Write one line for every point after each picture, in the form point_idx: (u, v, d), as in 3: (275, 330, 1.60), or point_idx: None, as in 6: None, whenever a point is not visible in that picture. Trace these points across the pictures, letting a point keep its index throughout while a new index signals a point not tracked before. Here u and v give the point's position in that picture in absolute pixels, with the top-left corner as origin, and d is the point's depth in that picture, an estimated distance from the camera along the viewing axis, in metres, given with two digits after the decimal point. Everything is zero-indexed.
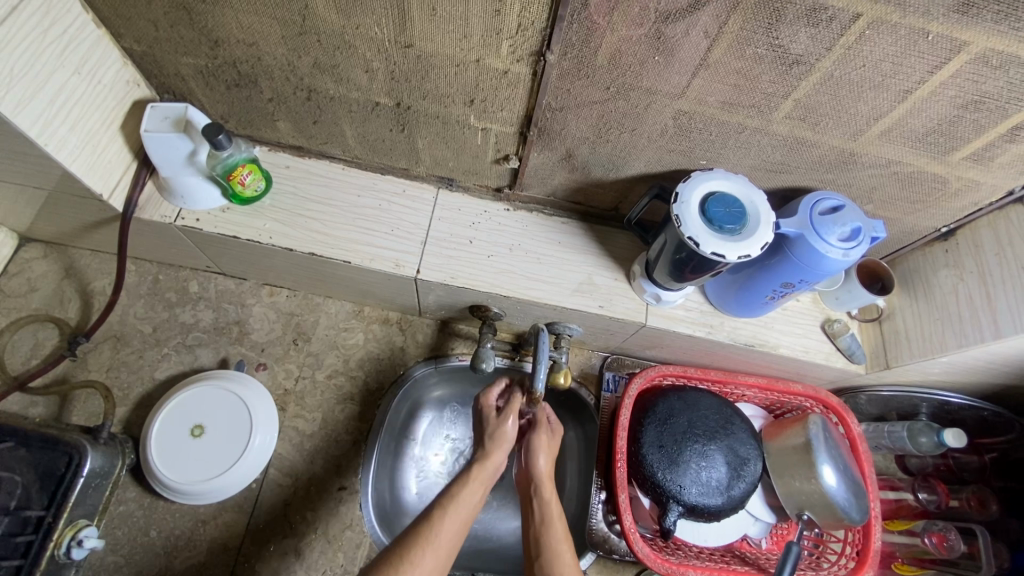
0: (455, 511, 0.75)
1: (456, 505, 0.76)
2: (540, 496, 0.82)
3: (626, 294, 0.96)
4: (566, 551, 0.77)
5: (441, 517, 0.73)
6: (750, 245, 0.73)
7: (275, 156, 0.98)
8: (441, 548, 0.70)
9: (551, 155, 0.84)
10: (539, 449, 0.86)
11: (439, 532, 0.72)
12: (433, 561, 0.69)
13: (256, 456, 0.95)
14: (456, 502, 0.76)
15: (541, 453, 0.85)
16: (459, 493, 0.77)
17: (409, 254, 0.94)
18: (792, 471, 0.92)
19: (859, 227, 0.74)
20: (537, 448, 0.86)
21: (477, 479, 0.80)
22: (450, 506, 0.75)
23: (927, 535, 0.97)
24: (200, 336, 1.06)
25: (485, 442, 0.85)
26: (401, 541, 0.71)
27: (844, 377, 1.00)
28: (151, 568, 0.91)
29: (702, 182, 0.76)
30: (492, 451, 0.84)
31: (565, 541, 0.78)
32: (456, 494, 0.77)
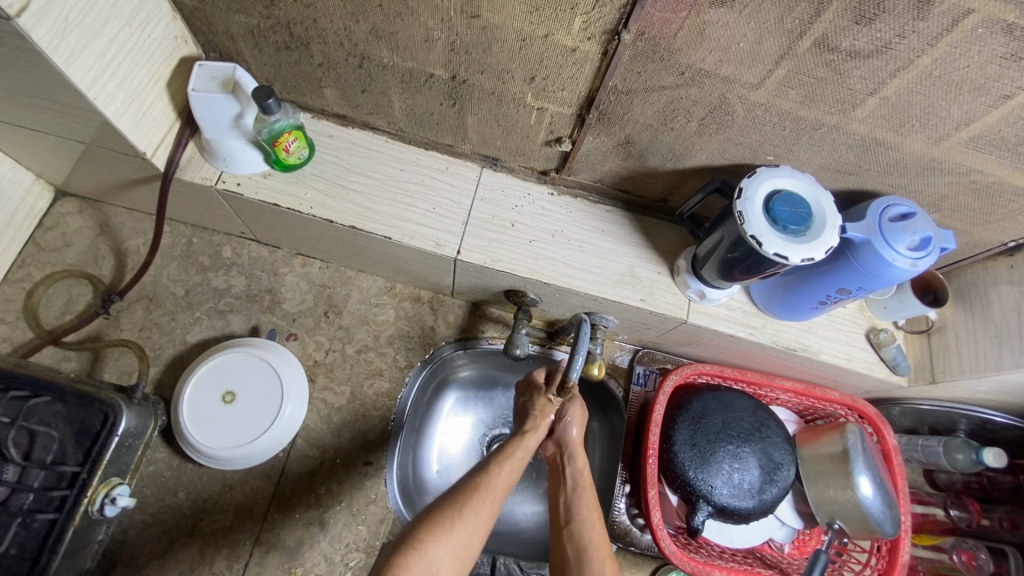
0: (507, 467, 0.75)
1: (513, 464, 0.76)
2: (573, 462, 0.83)
3: (668, 289, 0.93)
4: (595, 520, 0.76)
5: (497, 468, 0.74)
6: (814, 249, 0.70)
7: (318, 123, 0.95)
8: (494, 498, 0.70)
9: (608, 140, 0.81)
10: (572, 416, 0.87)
11: (495, 480, 0.72)
12: (488, 510, 0.69)
13: (285, 427, 0.94)
14: (510, 458, 0.77)
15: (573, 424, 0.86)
16: (512, 452, 0.78)
17: (450, 233, 0.91)
18: (824, 479, 0.91)
19: (930, 236, 0.71)
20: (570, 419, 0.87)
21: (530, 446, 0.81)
22: (505, 462, 0.76)
23: (955, 553, 0.97)
24: (232, 302, 1.05)
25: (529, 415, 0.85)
26: (456, 490, 0.70)
27: (884, 388, 0.98)
28: (178, 529, 0.91)
29: (768, 179, 0.72)
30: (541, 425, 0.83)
31: (595, 510, 0.78)
32: (511, 451, 0.78)
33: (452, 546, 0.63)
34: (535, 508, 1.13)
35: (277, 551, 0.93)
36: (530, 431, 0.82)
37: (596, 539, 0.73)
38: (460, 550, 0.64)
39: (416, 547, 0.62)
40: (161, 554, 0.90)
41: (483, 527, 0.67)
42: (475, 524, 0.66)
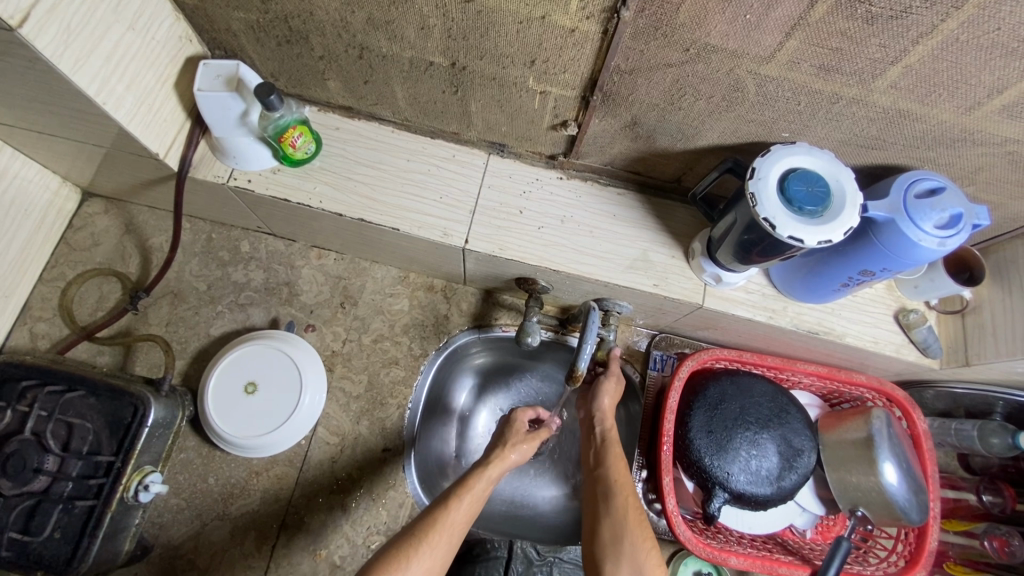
0: (468, 499, 0.76)
1: (473, 496, 0.77)
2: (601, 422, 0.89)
3: (682, 273, 0.91)
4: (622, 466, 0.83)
5: (456, 502, 0.75)
6: (832, 230, 0.66)
7: (325, 116, 0.95)
8: (453, 532, 0.73)
9: (614, 122, 0.79)
10: (604, 388, 0.91)
11: (453, 515, 0.74)
12: (442, 545, 0.71)
13: (305, 416, 0.97)
14: (472, 488, 0.78)
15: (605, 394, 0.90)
16: (476, 483, 0.78)
17: (457, 222, 0.91)
18: (847, 465, 0.88)
19: (960, 213, 0.66)
20: (603, 390, 0.91)
21: (494, 473, 0.81)
22: (465, 495, 0.76)
23: (988, 539, 0.92)
24: (251, 296, 1.08)
25: (498, 446, 0.86)
26: (415, 525, 0.73)
27: (914, 371, 0.93)
28: (209, 513, 0.96)
29: (782, 157, 0.69)
30: (509, 453, 0.84)
31: (620, 458, 0.84)
32: (471, 481, 0.79)
33: None
34: (553, 491, 1.15)
35: (302, 534, 0.96)
36: (502, 455, 0.84)
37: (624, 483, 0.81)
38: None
39: None
40: (195, 536, 0.95)
41: (437, 562, 0.70)
42: (430, 560, 0.70)
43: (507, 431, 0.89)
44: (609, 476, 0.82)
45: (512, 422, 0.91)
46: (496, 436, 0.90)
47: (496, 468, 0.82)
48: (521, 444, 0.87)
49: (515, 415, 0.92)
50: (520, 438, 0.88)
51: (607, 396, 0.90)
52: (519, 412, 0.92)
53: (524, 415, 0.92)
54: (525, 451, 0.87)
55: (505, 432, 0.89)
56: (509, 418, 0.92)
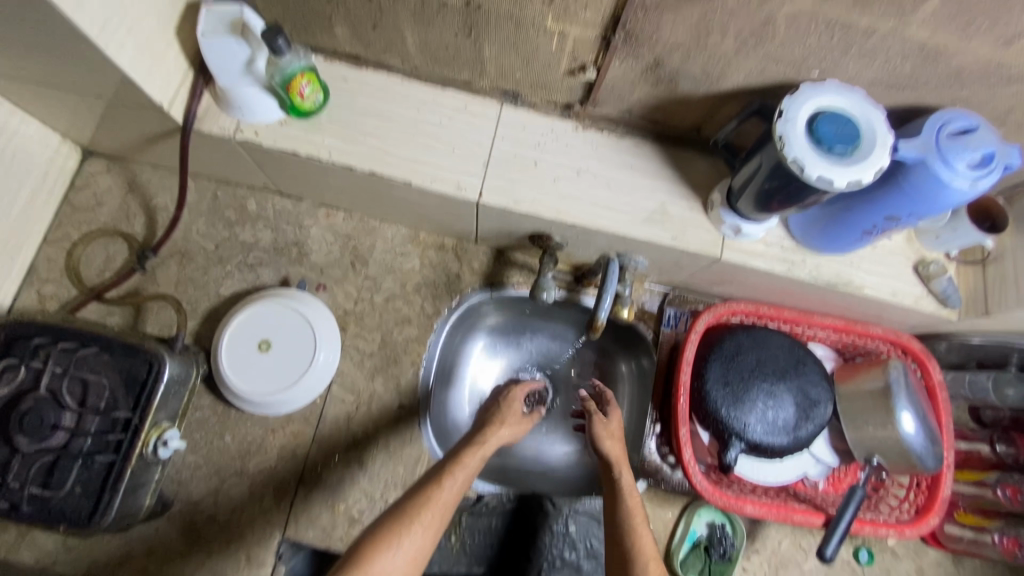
0: (460, 476, 0.78)
1: (465, 474, 0.79)
2: (611, 477, 0.84)
3: (701, 226, 0.89)
4: (640, 524, 0.78)
5: (448, 478, 0.77)
6: (862, 171, 0.64)
7: (331, 66, 0.92)
8: (443, 508, 0.74)
9: (635, 65, 0.76)
10: (603, 433, 0.88)
11: (445, 493, 0.75)
12: (435, 521, 0.72)
13: (320, 374, 0.97)
14: (463, 466, 0.80)
15: (605, 438, 0.88)
16: (467, 457, 0.81)
17: (471, 175, 0.89)
18: (863, 415, 0.88)
19: (994, 152, 0.64)
20: (602, 434, 0.88)
21: (485, 450, 0.84)
22: (458, 470, 0.78)
23: (1000, 488, 0.93)
24: (260, 256, 1.06)
25: (484, 426, 0.89)
26: (406, 501, 0.74)
27: (932, 323, 0.93)
28: (228, 470, 0.97)
29: (812, 96, 0.66)
30: (496, 431, 0.88)
31: (637, 515, 0.79)
32: (461, 457, 0.81)
33: (400, 561, 0.67)
34: (566, 448, 1.15)
35: (320, 490, 0.97)
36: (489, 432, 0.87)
37: (644, 547, 0.76)
38: (407, 565, 0.67)
39: (365, 565, 0.65)
40: (214, 492, 0.96)
41: (429, 541, 0.70)
42: (423, 538, 0.70)
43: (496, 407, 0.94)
44: (630, 539, 0.77)
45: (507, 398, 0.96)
46: (484, 416, 0.94)
47: (485, 449, 0.84)
48: (506, 428, 0.89)
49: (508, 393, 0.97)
50: (514, 417, 0.92)
51: (612, 436, 0.89)
52: (511, 390, 0.97)
53: (519, 393, 0.97)
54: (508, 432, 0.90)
55: (498, 409, 0.94)
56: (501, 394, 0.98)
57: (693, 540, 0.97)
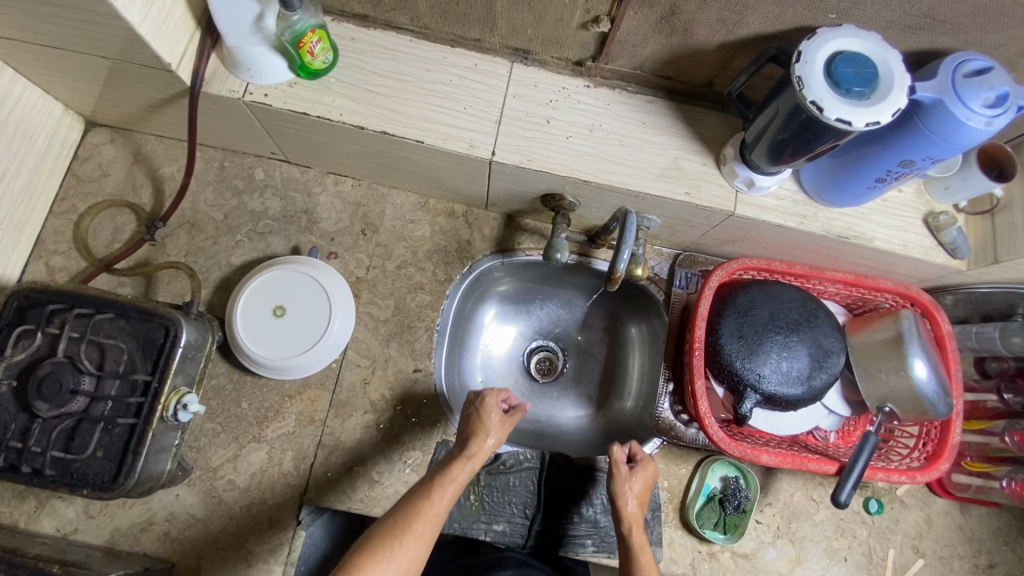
0: (448, 490, 0.79)
1: (453, 487, 0.80)
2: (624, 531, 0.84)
3: (713, 180, 0.90)
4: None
5: (436, 494, 0.78)
6: (879, 111, 0.65)
7: (340, 26, 0.91)
8: (432, 521, 0.76)
9: (650, 14, 0.76)
10: (625, 492, 0.86)
11: (434, 507, 0.77)
12: (425, 534, 0.75)
13: (335, 339, 0.97)
14: (451, 479, 0.80)
15: (630, 496, 0.85)
16: (454, 470, 0.81)
17: (483, 134, 0.89)
18: (876, 364, 0.89)
19: (1008, 92, 0.65)
20: (625, 493, 0.85)
21: (473, 462, 0.83)
22: (445, 485, 0.79)
23: (1008, 434, 0.95)
24: (270, 224, 1.06)
25: (469, 429, 0.86)
26: (396, 512, 0.76)
27: (941, 275, 0.94)
28: (246, 436, 0.97)
29: (829, 39, 0.67)
30: (482, 438, 0.84)
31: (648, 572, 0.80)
32: (449, 470, 0.81)
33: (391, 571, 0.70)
34: (579, 411, 1.18)
35: (338, 453, 0.97)
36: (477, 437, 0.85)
37: None
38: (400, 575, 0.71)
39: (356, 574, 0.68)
40: (233, 458, 0.96)
41: (420, 551, 0.74)
42: (414, 549, 0.73)
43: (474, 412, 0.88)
44: None
45: (484, 411, 0.87)
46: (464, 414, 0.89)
47: (471, 458, 0.83)
48: (491, 436, 0.85)
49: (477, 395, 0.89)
50: (496, 427, 0.87)
51: (633, 495, 0.86)
52: (483, 396, 0.89)
53: (496, 397, 0.89)
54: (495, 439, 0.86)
55: (476, 415, 0.87)
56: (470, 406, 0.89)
57: (708, 492, 0.99)
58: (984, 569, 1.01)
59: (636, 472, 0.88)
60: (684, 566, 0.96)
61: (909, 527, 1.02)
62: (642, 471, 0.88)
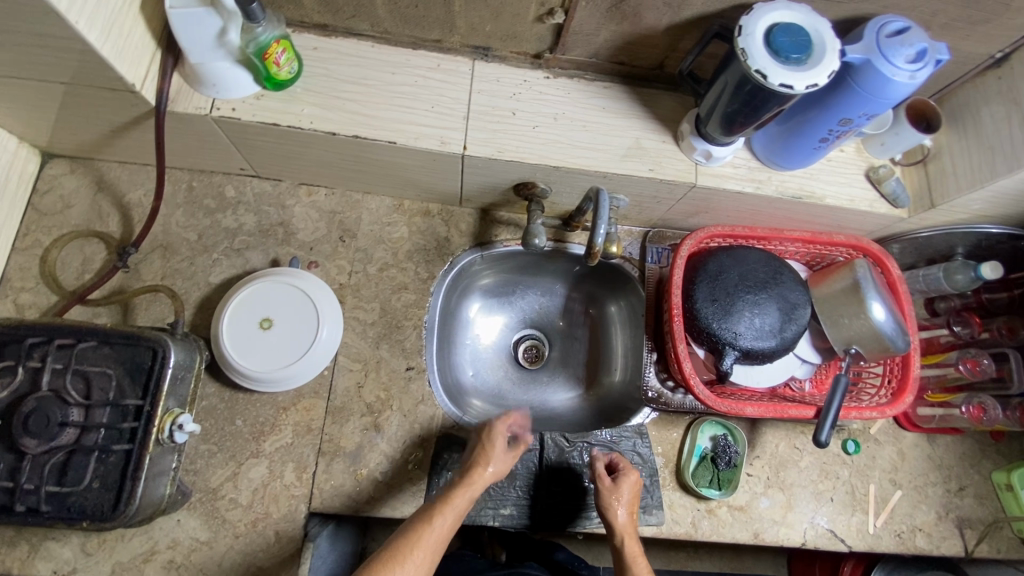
0: (450, 515, 0.82)
1: (455, 513, 0.83)
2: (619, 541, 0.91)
3: (674, 155, 0.95)
4: None
5: (438, 518, 0.81)
6: (816, 74, 0.71)
7: (301, 37, 0.93)
8: (433, 544, 0.79)
9: (600, 3, 0.81)
10: (615, 503, 0.92)
11: (436, 532, 0.80)
12: (425, 558, 0.78)
13: (325, 348, 0.97)
14: (452, 506, 0.83)
15: (619, 507, 0.91)
16: (456, 495, 0.84)
17: (453, 130, 0.92)
18: (839, 311, 0.96)
19: (926, 47, 0.72)
20: (616, 504, 0.91)
21: (474, 490, 0.86)
22: (447, 510, 0.83)
23: (961, 363, 1.03)
24: (246, 240, 1.06)
25: (474, 458, 0.90)
26: (399, 535, 0.79)
27: (888, 225, 1.02)
28: (243, 453, 0.96)
29: (766, 13, 0.73)
30: (484, 466, 0.89)
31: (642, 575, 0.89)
32: (451, 495, 0.85)
33: None
34: (569, 393, 1.22)
35: (340, 458, 0.97)
36: (479, 465, 0.89)
37: None
38: None
39: None
40: (233, 476, 0.95)
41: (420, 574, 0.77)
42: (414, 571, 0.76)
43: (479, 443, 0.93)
44: None
45: (489, 441, 0.92)
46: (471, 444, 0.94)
47: (473, 485, 0.86)
48: (492, 463, 0.89)
49: (485, 426, 0.95)
50: (498, 455, 0.91)
51: (622, 505, 0.92)
52: (491, 427, 0.94)
53: (502, 429, 0.94)
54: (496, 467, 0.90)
55: (482, 443, 0.92)
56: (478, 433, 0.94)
57: (699, 453, 1.03)
58: (955, 492, 1.10)
59: (621, 483, 0.93)
60: (686, 526, 1.01)
61: (885, 462, 1.09)
62: (627, 481, 0.93)
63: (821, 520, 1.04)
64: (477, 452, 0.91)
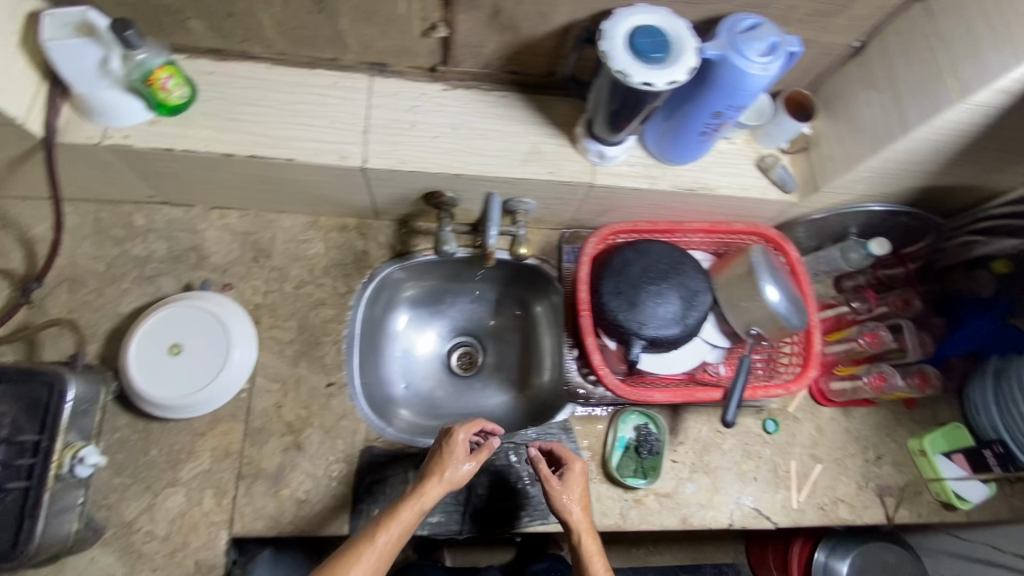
0: (393, 530, 0.80)
1: (400, 528, 0.81)
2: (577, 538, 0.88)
3: (572, 157, 0.99)
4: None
5: (380, 533, 0.80)
6: (675, 72, 0.75)
7: (195, 63, 0.94)
8: (374, 560, 0.78)
9: (478, 16, 0.84)
10: (566, 499, 0.89)
11: (376, 548, 0.79)
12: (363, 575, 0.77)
13: (237, 369, 0.96)
14: (397, 520, 0.81)
15: (572, 503, 0.89)
16: (402, 509, 0.82)
17: (351, 144, 0.93)
18: (737, 295, 1.00)
19: (776, 41, 0.77)
20: (568, 500, 0.89)
21: (425, 501, 0.83)
22: (391, 524, 0.80)
23: (861, 336, 1.09)
24: (157, 267, 1.05)
25: (431, 466, 0.86)
26: (340, 551, 0.79)
27: (783, 211, 1.07)
28: (159, 482, 0.94)
29: (626, 17, 0.77)
30: (437, 476, 0.85)
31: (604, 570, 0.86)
32: (398, 507, 0.82)
33: None
34: (503, 397, 1.23)
35: (261, 480, 0.96)
36: (433, 474, 0.85)
37: None
38: None
39: None
40: (149, 508, 0.93)
41: None
42: None
43: (441, 448, 0.88)
44: None
45: (448, 447, 0.87)
46: (434, 448, 0.90)
47: (424, 496, 0.83)
48: (447, 472, 0.85)
49: (447, 430, 0.90)
50: (455, 464, 0.86)
51: (574, 500, 0.89)
52: (452, 432, 0.89)
53: (464, 435, 0.88)
54: (453, 477, 0.86)
55: (442, 450, 0.88)
56: (442, 436, 0.90)
57: (624, 444, 1.06)
58: (873, 461, 1.14)
59: (569, 478, 0.91)
60: (615, 517, 1.02)
61: (804, 438, 1.14)
62: (574, 475, 0.91)
63: (745, 499, 1.07)
64: (436, 459, 0.87)
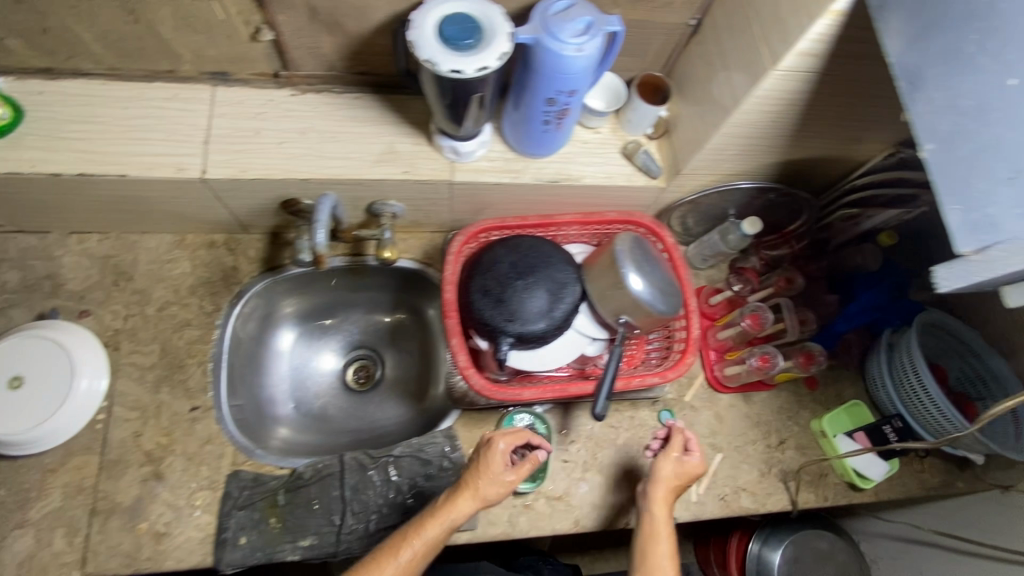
0: (418, 547, 0.79)
1: (422, 547, 0.80)
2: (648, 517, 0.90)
3: (427, 155, 0.96)
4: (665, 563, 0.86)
5: (400, 553, 0.79)
6: (486, 58, 0.73)
7: (24, 83, 0.91)
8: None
9: (297, 15, 0.82)
10: (667, 469, 0.94)
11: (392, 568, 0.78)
12: None
13: (83, 400, 0.94)
14: (421, 536, 0.80)
15: (659, 478, 0.93)
16: (426, 528, 0.81)
17: (190, 156, 0.90)
18: (603, 285, 0.97)
19: (591, 21, 0.75)
20: (663, 472, 0.93)
21: (455, 517, 0.82)
22: (415, 543, 0.79)
23: (744, 319, 1.07)
24: (9, 298, 1.00)
25: (464, 479, 0.84)
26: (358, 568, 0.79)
27: (656, 197, 1.05)
28: (4, 525, 0.88)
29: (435, 5, 0.75)
30: (467, 492, 0.83)
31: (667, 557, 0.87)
32: (420, 526, 0.81)
33: None
34: (399, 410, 1.19)
35: (117, 514, 0.91)
36: (475, 486, 0.83)
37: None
38: None
39: None
40: None
41: None
42: None
43: (480, 458, 0.86)
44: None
45: (484, 459, 0.85)
46: (472, 457, 0.88)
47: (455, 512, 0.82)
48: (483, 487, 0.83)
49: (488, 439, 0.87)
50: (488, 479, 0.84)
51: (670, 473, 0.93)
52: (489, 444, 0.86)
53: (500, 449, 0.86)
54: (494, 490, 0.84)
55: (479, 461, 0.85)
56: (479, 445, 0.87)
57: None
58: (776, 446, 1.11)
59: (678, 447, 0.96)
60: (503, 525, 0.98)
61: (703, 427, 1.10)
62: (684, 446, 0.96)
63: None
64: (472, 471, 0.85)
